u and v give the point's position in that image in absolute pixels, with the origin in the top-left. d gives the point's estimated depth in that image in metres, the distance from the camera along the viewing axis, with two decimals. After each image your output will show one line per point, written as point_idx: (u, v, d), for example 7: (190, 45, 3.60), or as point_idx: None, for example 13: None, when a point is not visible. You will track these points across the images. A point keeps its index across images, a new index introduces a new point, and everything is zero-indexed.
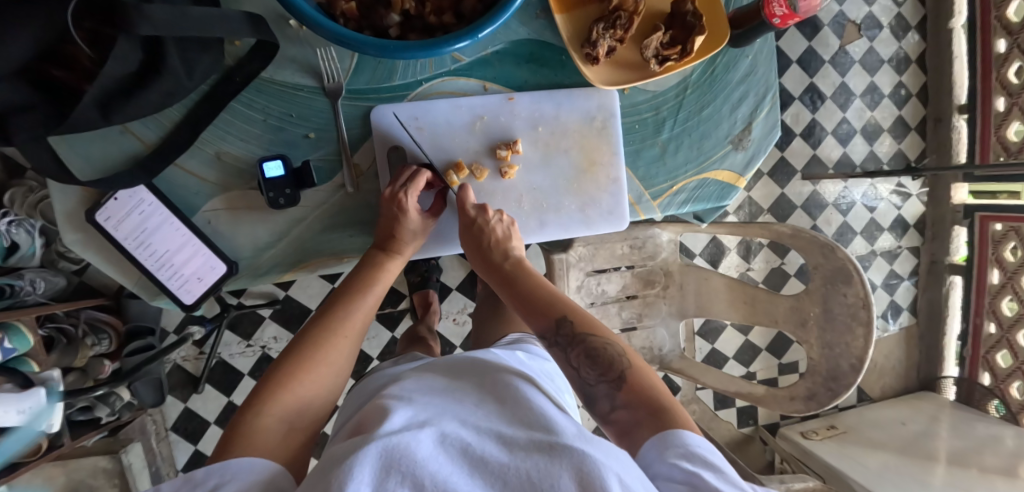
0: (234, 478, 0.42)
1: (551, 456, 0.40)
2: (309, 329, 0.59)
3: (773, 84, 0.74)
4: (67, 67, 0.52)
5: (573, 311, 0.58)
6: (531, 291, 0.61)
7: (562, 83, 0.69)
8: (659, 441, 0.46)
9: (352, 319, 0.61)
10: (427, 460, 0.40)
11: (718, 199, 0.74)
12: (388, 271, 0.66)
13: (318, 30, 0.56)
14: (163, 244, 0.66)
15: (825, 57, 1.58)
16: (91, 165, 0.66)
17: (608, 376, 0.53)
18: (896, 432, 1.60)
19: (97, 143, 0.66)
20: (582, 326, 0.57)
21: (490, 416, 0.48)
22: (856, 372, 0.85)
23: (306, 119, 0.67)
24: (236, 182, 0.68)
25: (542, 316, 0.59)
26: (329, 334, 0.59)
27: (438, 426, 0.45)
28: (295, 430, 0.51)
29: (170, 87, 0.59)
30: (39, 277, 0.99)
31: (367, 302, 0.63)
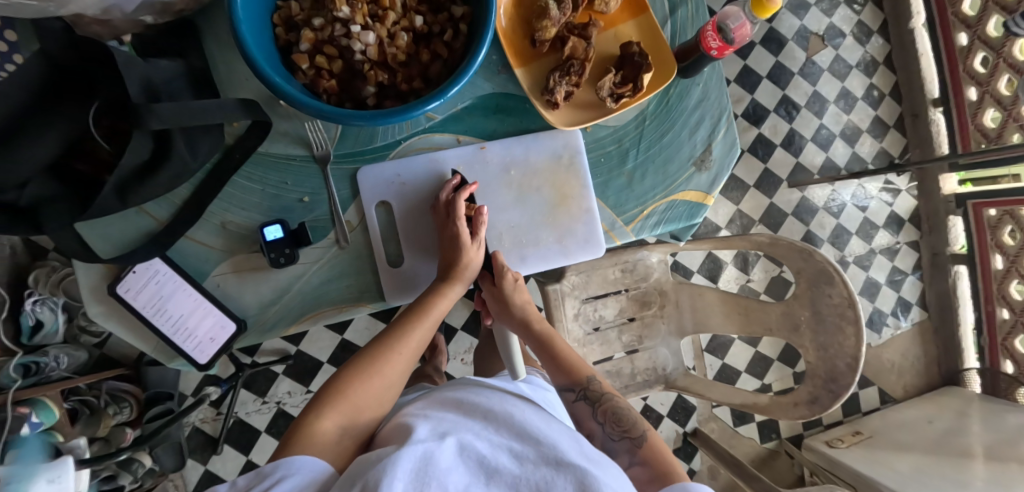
0: (297, 474, 0.47)
1: (557, 469, 0.46)
2: (371, 349, 0.64)
3: (726, 106, 0.79)
4: (90, 161, 0.62)
5: (597, 377, 0.71)
6: (559, 353, 0.74)
7: (528, 127, 0.74)
8: (674, 491, 0.52)
9: (411, 342, 0.66)
10: (446, 470, 0.44)
11: (688, 217, 0.78)
12: (446, 299, 0.71)
13: (304, 108, 0.61)
14: (178, 309, 0.72)
15: (794, 70, 1.64)
16: (112, 243, 0.72)
17: (631, 434, 0.64)
18: (924, 431, 1.56)
19: (115, 224, 0.72)
20: (605, 390, 0.70)
21: (500, 429, 0.52)
22: (853, 371, 0.86)
23: (300, 184, 0.73)
24: (241, 247, 0.73)
25: (572, 375, 0.71)
26: (389, 354, 0.63)
27: (456, 436, 0.49)
28: (351, 438, 0.55)
29: (178, 169, 0.65)
30: (62, 352, 1.07)
31: (424, 329, 0.68)
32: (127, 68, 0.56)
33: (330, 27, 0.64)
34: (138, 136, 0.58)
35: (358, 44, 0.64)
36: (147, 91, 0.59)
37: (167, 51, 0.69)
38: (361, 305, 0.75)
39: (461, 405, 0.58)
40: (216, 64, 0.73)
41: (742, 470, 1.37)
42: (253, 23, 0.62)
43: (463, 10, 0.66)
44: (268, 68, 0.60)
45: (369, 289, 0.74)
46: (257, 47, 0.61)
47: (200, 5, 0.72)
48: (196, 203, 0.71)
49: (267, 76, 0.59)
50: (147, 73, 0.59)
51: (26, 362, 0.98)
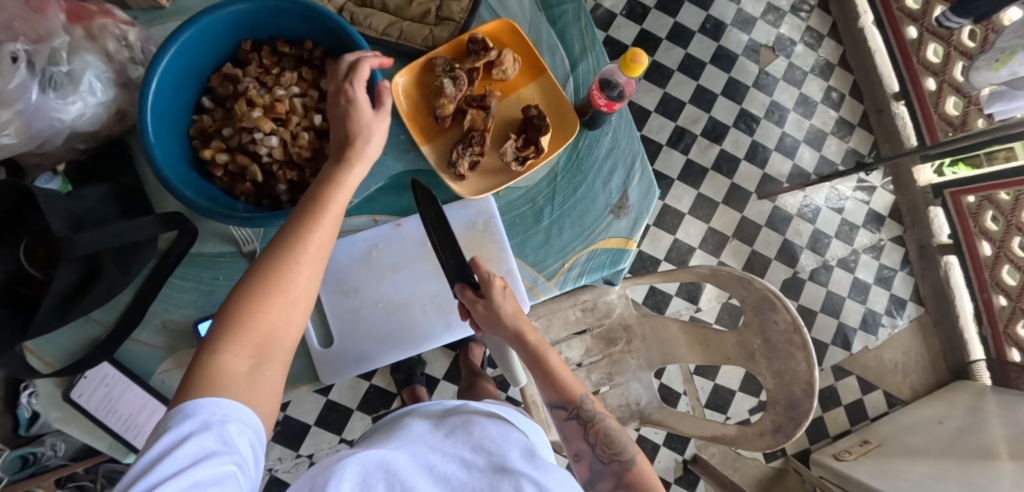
0: (208, 421, 0.44)
1: (506, 477, 0.53)
2: (263, 253, 0.53)
3: (638, 151, 0.81)
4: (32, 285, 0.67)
5: (587, 395, 0.70)
6: (552, 370, 0.69)
7: (442, 199, 0.77)
8: None
9: (307, 242, 0.54)
10: (402, 473, 0.51)
11: (612, 264, 0.79)
12: (346, 180, 0.59)
13: (223, 219, 0.66)
14: (126, 408, 0.74)
15: (748, 83, 1.65)
16: (64, 352, 0.76)
17: (620, 456, 0.67)
18: (936, 431, 1.49)
19: (64, 333, 0.76)
20: (596, 409, 0.69)
21: (456, 436, 0.59)
22: (810, 396, 0.85)
23: (232, 279, 0.77)
24: (181, 344, 0.77)
25: (565, 395, 0.69)
26: (285, 256, 0.52)
27: (421, 446, 0.57)
28: (263, 366, 0.50)
29: (111, 284, 0.69)
30: (59, 439, 1.08)
31: (326, 223, 0.56)
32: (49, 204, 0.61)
33: (238, 136, 0.70)
34: (66, 265, 0.63)
35: (263, 148, 0.69)
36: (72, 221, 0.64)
37: (95, 174, 0.74)
38: (299, 387, 0.74)
39: (431, 421, 0.65)
40: (144, 177, 0.77)
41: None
42: (165, 141, 0.66)
43: (360, 102, 0.71)
44: (179, 181, 0.64)
45: (302, 374, 0.74)
46: (170, 163, 0.65)
47: (127, 128, 0.76)
48: (138, 304, 0.72)
49: (180, 193, 0.64)
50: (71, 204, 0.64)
51: (23, 453, 1.02)
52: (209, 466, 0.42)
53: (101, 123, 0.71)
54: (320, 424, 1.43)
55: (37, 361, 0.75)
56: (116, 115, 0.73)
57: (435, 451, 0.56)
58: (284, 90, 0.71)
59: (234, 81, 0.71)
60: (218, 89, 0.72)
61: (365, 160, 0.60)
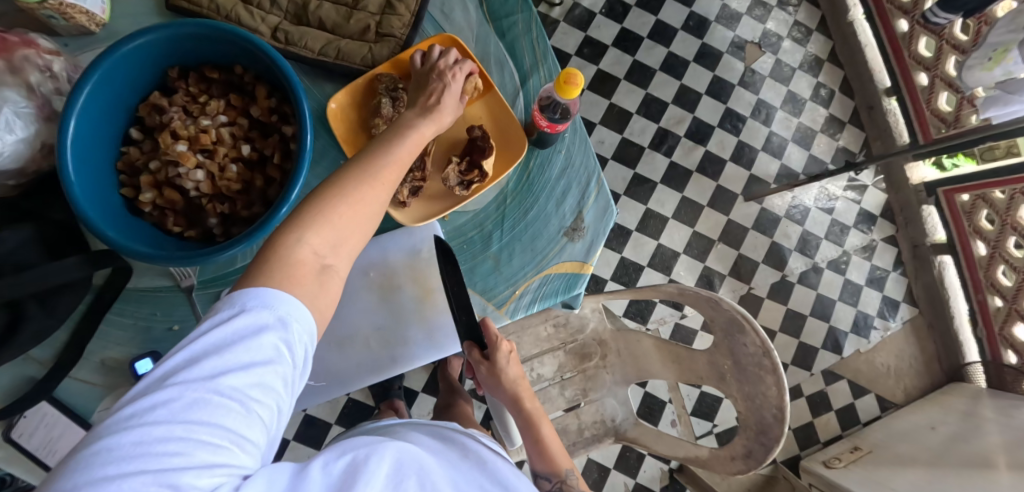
0: (256, 317, 0.42)
1: None
2: (346, 167, 0.52)
3: (593, 170, 0.77)
4: None
5: (575, 474, 0.69)
6: (545, 439, 0.70)
7: (381, 226, 0.72)
8: None
9: (388, 169, 0.54)
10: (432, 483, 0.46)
11: (566, 289, 0.75)
12: (417, 129, 0.60)
13: (144, 259, 0.62)
14: (66, 448, 0.73)
15: (733, 81, 1.60)
16: (4, 393, 0.73)
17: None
18: (928, 438, 1.45)
19: (3, 371, 0.73)
20: (580, 488, 0.68)
21: (472, 464, 0.54)
22: (780, 422, 0.81)
23: (169, 313, 0.75)
24: (120, 381, 0.75)
25: (553, 465, 0.68)
26: (368, 173, 0.52)
27: (454, 469, 0.51)
28: (328, 271, 0.47)
29: (37, 327, 0.68)
30: None
31: (402, 156, 0.56)
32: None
33: (165, 169, 0.67)
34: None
35: (189, 182, 0.67)
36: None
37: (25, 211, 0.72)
38: None
39: (458, 442, 0.58)
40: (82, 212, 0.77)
41: None
42: (86, 179, 0.62)
43: (291, 129, 0.68)
44: (100, 221, 0.61)
45: None
46: (91, 201, 0.62)
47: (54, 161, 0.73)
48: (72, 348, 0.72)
49: (99, 234, 0.60)
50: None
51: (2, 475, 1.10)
52: (249, 339, 0.41)
53: (24, 159, 0.68)
54: (298, 439, 1.41)
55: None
56: (43, 147, 0.70)
57: (456, 472, 0.51)
58: (210, 120, 0.68)
59: (161, 111, 0.70)
60: (147, 121, 0.70)
61: (412, 150, 0.59)
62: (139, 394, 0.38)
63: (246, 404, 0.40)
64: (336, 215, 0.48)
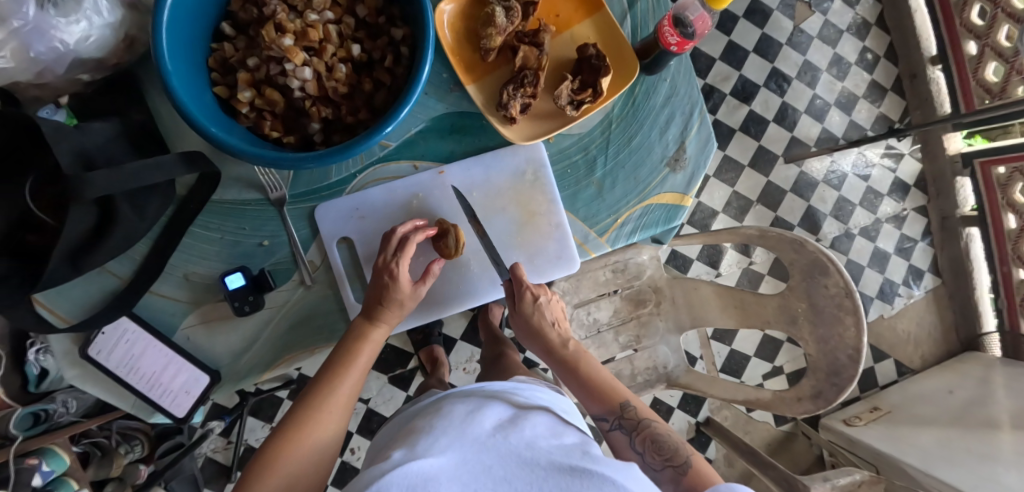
0: None
1: (571, 476, 0.45)
2: (296, 404, 0.56)
3: (698, 100, 0.75)
4: (40, 232, 0.59)
5: (635, 400, 0.66)
6: (591, 375, 0.68)
7: (487, 145, 0.72)
8: None
9: (338, 393, 0.57)
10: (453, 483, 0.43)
11: (666, 221, 0.74)
12: (373, 339, 0.63)
13: (246, 158, 0.58)
14: (149, 366, 0.68)
15: (782, 40, 1.57)
16: (78, 307, 0.69)
17: (674, 461, 0.60)
18: (946, 400, 1.50)
19: (79, 284, 0.69)
20: (642, 413, 0.65)
21: (497, 432, 0.51)
22: (855, 362, 0.83)
23: (259, 228, 0.70)
24: (207, 298, 0.70)
25: (606, 400, 0.66)
26: (316, 404, 0.56)
27: (460, 449, 0.48)
28: (294, 491, 0.52)
29: (127, 231, 0.62)
30: (70, 396, 0.99)
31: (351, 378, 0.59)
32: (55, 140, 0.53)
33: (266, 66, 0.62)
34: (78, 207, 0.55)
35: (295, 81, 0.62)
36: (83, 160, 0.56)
37: (103, 108, 0.67)
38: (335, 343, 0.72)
39: (473, 413, 0.55)
40: (161, 115, 0.70)
41: (758, 459, 1.34)
42: (182, 69, 0.58)
43: (403, 33, 0.64)
44: (201, 115, 0.57)
45: (338, 327, 0.72)
46: (187, 93, 0.58)
47: (138, 56, 0.68)
48: (155, 257, 0.67)
49: (203, 129, 0.56)
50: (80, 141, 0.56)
51: (34, 410, 0.93)
52: None
53: (109, 49, 0.64)
54: None
55: (47, 315, 0.67)
56: (124, 41, 0.65)
57: (479, 452, 0.48)
58: (317, 14, 0.63)
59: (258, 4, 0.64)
60: (240, 14, 0.64)
61: (391, 324, 0.65)
62: None
63: None
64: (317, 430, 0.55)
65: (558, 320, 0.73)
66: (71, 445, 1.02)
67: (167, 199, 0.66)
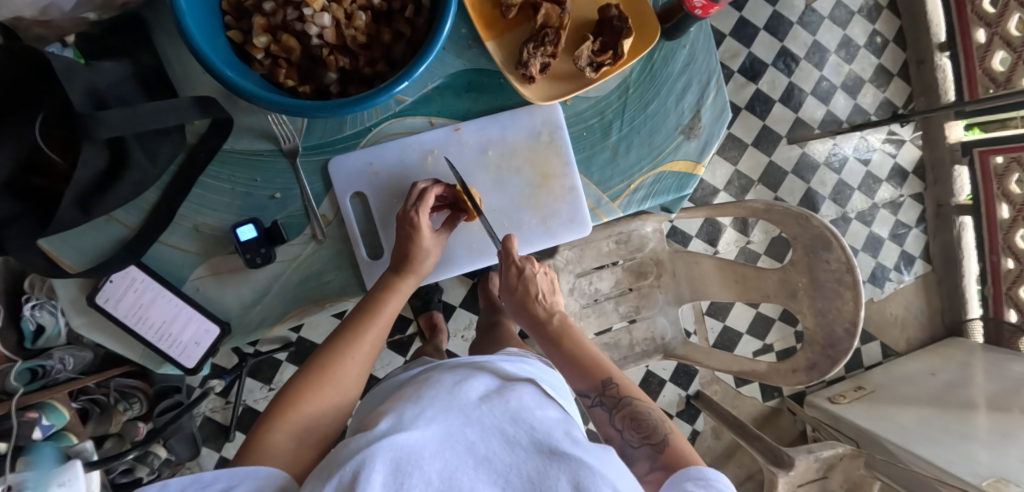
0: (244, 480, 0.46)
1: (551, 458, 0.43)
2: (317, 354, 0.58)
3: (715, 68, 0.74)
4: (47, 174, 0.57)
5: (619, 377, 0.64)
6: (575, 352, 0.67)
7: (504, 105, 0.71)
8: (678, 477, 0.52)
9: (361, 342, 0.60)
10: (431, 458, 0.43)
11: (678, 189, 0.75)
12: (401, 292, 0.66)
13: (258, 103, 0.57)
14: (159, 316, 0.67)
15: (793, 19, 1.56)
16: (85, 255, 0.66)
17: (652, 439, 0.59)
18: (928, 382, 1.55)
19: (85, 232, 0.65)
20: (625, 390, 0.63)
21: (485, 407, 0.50)
22: (851, 336, 0.85)
23: (271, 180, 0.68)
24: (217, 249, 0.68)
25: (589, 376, 0.65)
26: (338, 354, 0.58)
27: (444, 424, 0.48)
28: (305, 444, 0.52)
29: (139, 179, 0.60)
30: (67, 353, 0.94)
31: (372, 333, 0.62)
32: (66, 75, 0.51)
33: (282, 10, 0.60)
34: (90, 146, 0.53)
35: (313, 27, 0.59)
36: (94, 98, 0.54)
37: (110, 49, 0.62)
38: (344, 299, 0.72)
39: (465, 386, 0.55)
40: (170, 60, 0.65)
41: (747, 431, 1.38)
42: (195, 7, 0.56)
43: None
44: (214, 57, 0.55)
45: (350, 283, 0.72)
46: (200, 32, 0.56)
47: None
48: (164, 207, 0.65)
49: (217, 71, 0.54)
50: (91, 78, 0.53)
51: (31, 366, 0.90)
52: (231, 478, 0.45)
53: None
54: None
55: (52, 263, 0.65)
56: None
57: (466, 428, 0.47)
58: None
59: None
60: None
61: (419, 276, 0.68)
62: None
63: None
64: (339, 374, 0.57)
65: (548, 295, 0.72)
66: (71, 402, 0.99)
67: (178, 145, 0.63)
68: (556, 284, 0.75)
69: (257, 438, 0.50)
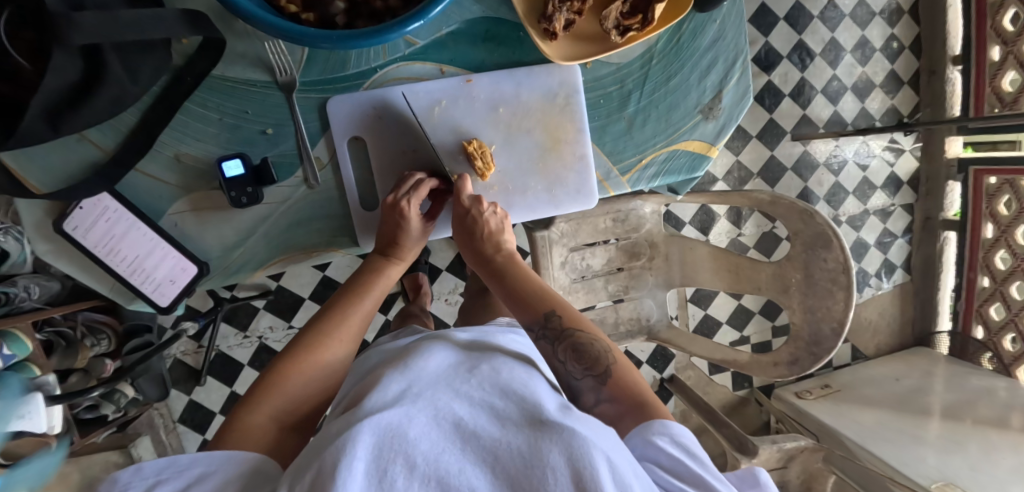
0: (207, 468, 0.41)
1: (543, 432, 0.38)
2: (306, 333, 0.57)
3: (743, 48, 0.71)
4: (12, 81, 0.52)
5: (564, 308, 0.59)
6: (518, 287, 0.62)
7: (521, 61, 0.68)
8: (643, 431, 0.46)
9: (347, 325, 0.59)
10: (418, 438, 0.38)
11: (689, 170, 0.73)
12: (388, 277, 0.65)
13: (259, 25, 0.52)
14: (133, 249, 0.64)
15: (814, 12, 1.52)
16: (55, 176, 0.62)
17: (595, 370, 0.54)
18: (891, 386, 1.59)
19: (54, 151, 0.61)
20: (569, 322, 0.58)
21: (480, 385, 0.45)
22: (837, 335, 0.87)
23: (263, 114, 0.64)
24: (199, 184, 0.65)
25: (530, 309, 0.60)
26: (324, 337, 0.57)
27: (430, 400, 0.42)
28: (286, 429, 0.49)
29: (116, 95, 0.55)
30: (32, 282, 0.92)
31: (358, 316, 0.60)
32: None
33: None
34: (62, 51, 0.48)
35: None
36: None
37: None
38: (333, 250, 0.70)
39: (461, 356, 0.50)
40: None
41: (714, 416, 1.41)
42: None
43: None
44: None
45: (341, 233, 0.69)
46: None
47: None
48: (145, 131, 0.62)
49: None
50: None
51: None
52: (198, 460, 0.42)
53: None
54: (313, 299, 1.35)
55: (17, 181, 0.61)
56: None
57: (456, 405, 0.42)
58: None
59: None
60: None
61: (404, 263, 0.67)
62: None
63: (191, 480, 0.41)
64: (325, 356, 0.56)
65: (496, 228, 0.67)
66: (34, 333, 0.95)
67: (162, 65, 0.59)
68: (508, 221, 0.68)
69: (237, 420, 0.48)
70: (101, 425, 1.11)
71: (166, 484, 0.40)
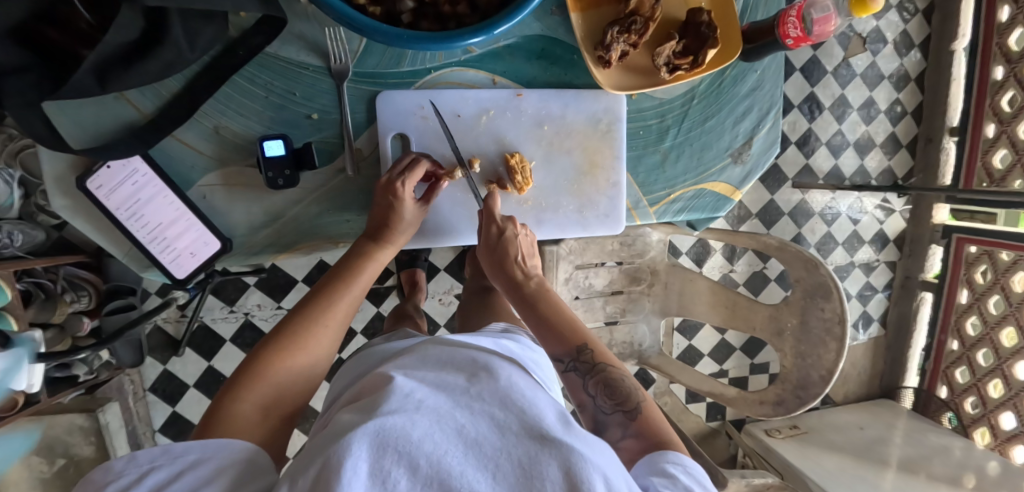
0: (211, 456, 0.42)
1: (545, 444, 0.38)
2: (289, 320, 0.57)
3: (776, 101, 0.75)
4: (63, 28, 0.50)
5: (595, 343, 0.58)
6: (551, 315, 0.61)
7: (571, 82, 0.71)
8: (652, 459, 0.48)
9: (335, 310, 0.59)
10: (421, 441, 0.37)
11: (712, 209, 0.77)
12: (377, 261, 0.65)
13: (327, 9, 0.53)
14: (156, 216, 0.63)
15: (828, 67, 1.58)
16: (89, 133, 0.61)
17: (624, 406, 0.54)
18: (855, 434, 1.65)
19: (91, 106, 0.60)
20: (600, 356, 0.57)
21: (480, 389, 0.43)
22: (824, 382, 0.91)
23: (310, 99, 0.65)
24: (233, 159, 0.65)
25: (564, 340, 0.59)
26: (307, 324, 0.57)
27: (433, 403, 0.40)
28: (271, 416, 0.50)
29: (170, 59, 0.55)
30: (16, 229, 0.87)
31: (347, 300, 0.61)
32: None
33: None
34: (128, 9, 0.47)
35: None
36: None
37: None
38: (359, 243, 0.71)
39: (460, 355, 0.48)
40: None
41: None
42: None
43: None
44: None
45: None
46: None
47: None
48: (189, 99, 0.61)
49: None
50: None
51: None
52: (192, 445, 0.43)
53: None
54: (307, 282, 1.33)
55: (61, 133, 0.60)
56: None
57: (457, 407, 0.41)
58: None
59: None
60: None
61: (396, 247, 0.67)
62: (127, 481, 0.40)
63: (191, 458, 0.42)
64: (312, 341, 0.56)
65: (526, 259, 0.68)
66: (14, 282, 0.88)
67: (219, 35, 0.58)
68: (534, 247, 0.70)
69: (220, 408, 0.48)
70: (71, 385, 1.04)
71: (159, 471, 0.41)
